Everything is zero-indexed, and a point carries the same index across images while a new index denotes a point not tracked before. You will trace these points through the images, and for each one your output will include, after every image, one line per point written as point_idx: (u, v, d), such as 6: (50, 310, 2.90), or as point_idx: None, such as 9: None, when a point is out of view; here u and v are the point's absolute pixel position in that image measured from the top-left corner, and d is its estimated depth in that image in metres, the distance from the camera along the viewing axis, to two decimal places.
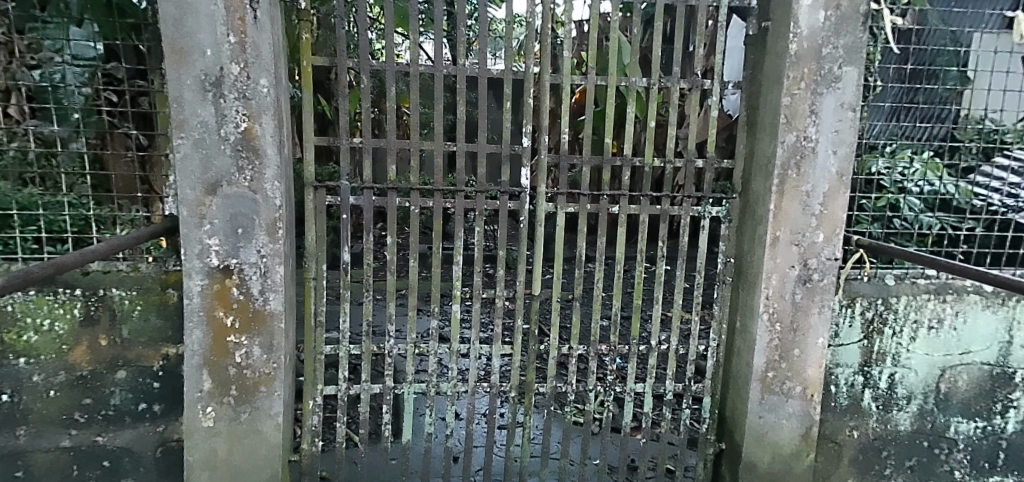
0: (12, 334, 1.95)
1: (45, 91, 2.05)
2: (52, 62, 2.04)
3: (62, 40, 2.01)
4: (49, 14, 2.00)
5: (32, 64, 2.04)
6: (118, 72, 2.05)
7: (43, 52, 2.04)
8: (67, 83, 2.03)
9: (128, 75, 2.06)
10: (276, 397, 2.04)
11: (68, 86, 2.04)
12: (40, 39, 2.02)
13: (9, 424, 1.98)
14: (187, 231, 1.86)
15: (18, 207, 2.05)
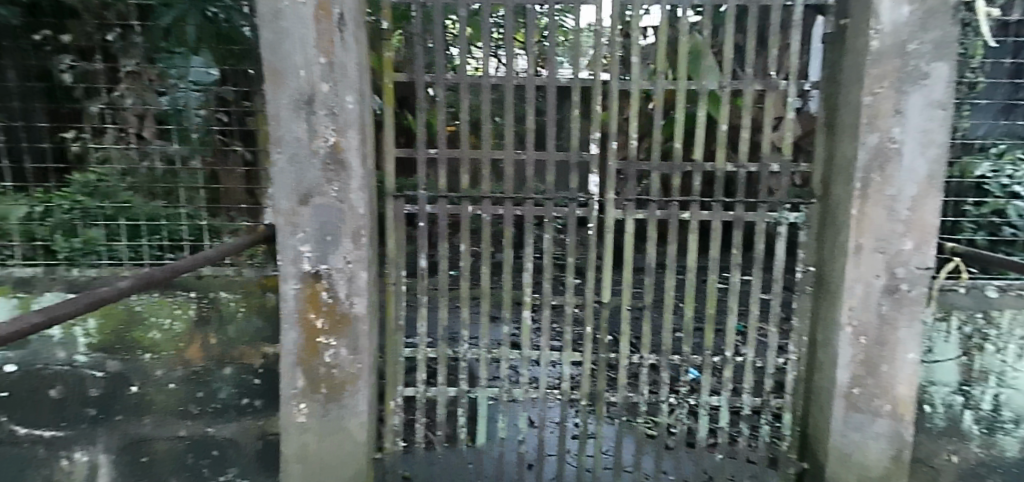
0: (140, 332, 2.19)
1: (170, 115, 2.29)
2: (176, 88, 2.27)
3: (184, 68, 2.25)
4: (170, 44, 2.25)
5: (161, 91, 2.28)
6: (228, 94, 2.29)
7: (168, 79, 2.27)
8: (189, 106, 2.27)
9: (235, 97, 2.29)
10: (361, 396, 2.15)
11: (189, 109, 2.28)
12: (167, 68, 2.26)
13: (139, 412, 2.22)
14: (283, 238, 2.02)
15: (146, 219, 2.30)
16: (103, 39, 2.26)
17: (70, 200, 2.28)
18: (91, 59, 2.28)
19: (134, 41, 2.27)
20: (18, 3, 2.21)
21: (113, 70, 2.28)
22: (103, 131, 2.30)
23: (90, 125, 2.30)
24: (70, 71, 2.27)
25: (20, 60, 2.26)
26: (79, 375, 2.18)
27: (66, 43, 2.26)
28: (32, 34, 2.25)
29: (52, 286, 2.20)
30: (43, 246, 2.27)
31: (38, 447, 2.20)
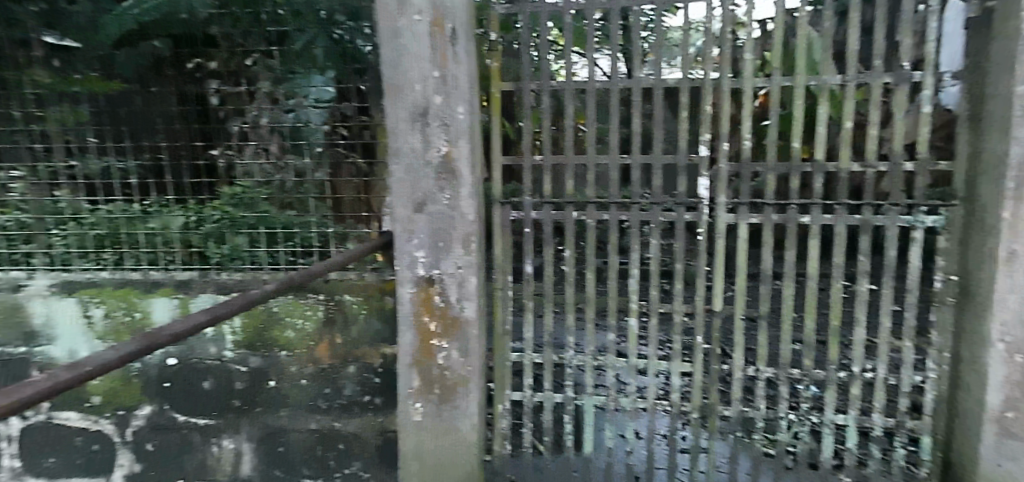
0: (278, 331, 2.40)
1: (298, 130, 2.49)
2: (302, 105, 2.47)
3: (308, 87, 2.45)
4: (297, 65, 2.46)
5: (285, 102, 2.49)
6: (347, 110, 2.45)
7: (295, 97, 2.48)
8: (312, 122, 2.45)
9: (353, 112, 2.45)
10: (472, 398, 2.18)
11: (312, 125, 2.46)
12: (294, 87, 2.47)
13: (276, 405, 2.43)
14: (399, 244, 2.09)
15: (282, 227, 2.52)
16: (244, 64, 2.51)
17: (222, 210, 2.55)
18: (234, 82, 2.52)
19: (268, 65, 2.49)
20: (170, 35, 2.49)
21: (250, 91, 2.51)
22: (244, 147, 2.53)
23: (233, 142, 2.54)
24: (216, 94, 2.54)
25: (174, 86, 2.55)
26: (227, 368, 2.44)
27: (213, 69, 2.52)
28: (186, 63, 2.53)
29: (205, 288, 2.51)
30: (199, 252, 2.56)
31: (194, 433, 2.46)
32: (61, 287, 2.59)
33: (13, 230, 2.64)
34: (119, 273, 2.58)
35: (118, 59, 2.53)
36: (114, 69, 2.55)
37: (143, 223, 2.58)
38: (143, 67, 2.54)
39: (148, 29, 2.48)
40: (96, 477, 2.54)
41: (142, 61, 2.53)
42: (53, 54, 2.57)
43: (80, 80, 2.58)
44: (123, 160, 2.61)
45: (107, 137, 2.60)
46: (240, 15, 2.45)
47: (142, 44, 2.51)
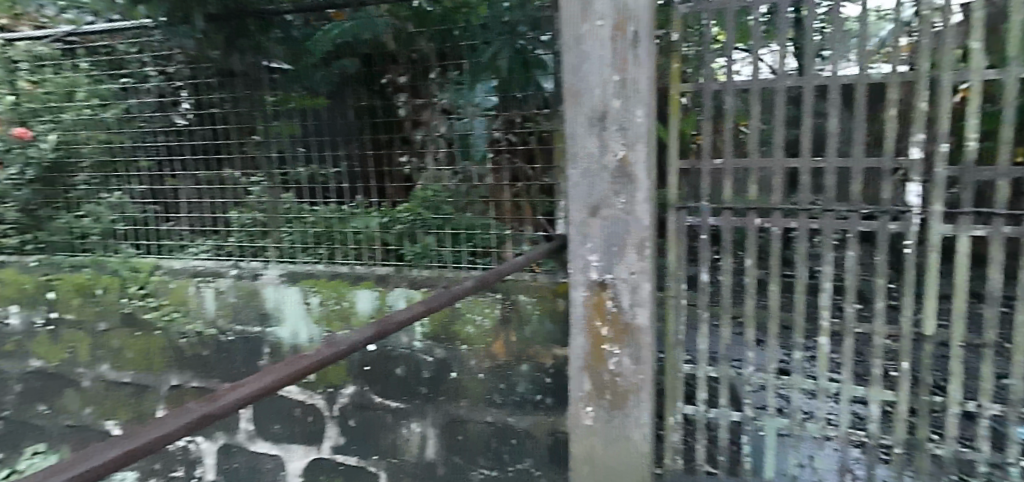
0: (460, 326, 2.57)
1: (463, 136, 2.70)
2: (471, 114, 2.65)
3: (471, 96, 2.63)
4: (465, 77, 2.65)
5: (457, 112, 2.69)
6: (515, 118, 2.61)
7: (462, 108, 2.67)
8: (476, 130, 2.63)
9: (521, 120, 2.59)
10: (644, 407, 2.03)
11: (476, 133, 2.65)
12: (459, 97, 2.66)
13: (457, 395, 2.59)
14: (572, 248, 1.98)
15: (465, 229, 2.71)
16: (431, 77, 2.74)
17: (415, 212, 2.77)
18: (420, 94, 2.77)
19: (450, 79, 2.70)
20: (360, 55, 2.81)
21: (436, 102, 2.73)
22: (426, 153, 2.78)
23: (417, 149, 2.80)
24: (404, 106, 2.81)
25: (370, 100, 2.85)
26: (416, 358, 2.66)
27: (402, 84, 2.79)
28: (377, 78, 2.83)
29: (400, 283, 2.78)
30: (395, 250, 2.86)
31: (387, 415, 2.71)
32: (288, 277, 2.98)
33: (250, 226, 3.10)
34: (332, 266, 2.94)
35: (319, 78, 2.85)
36: (313, 89, 2.89)
37: (348, 222, 2.91)
38: (347, 83, 2.86)
39: (341, 50, 2.83)
40: (310, 446, 2.89)
41: (335, 79, 2.85)
42: (272, 77, 2.97)
43: (296, 97, 2.94)
44: (324, 167, 2.95)
45: (321, 148, 2.94)
46: (421, 33, 2.69)
47: (334, 64, 2.82)
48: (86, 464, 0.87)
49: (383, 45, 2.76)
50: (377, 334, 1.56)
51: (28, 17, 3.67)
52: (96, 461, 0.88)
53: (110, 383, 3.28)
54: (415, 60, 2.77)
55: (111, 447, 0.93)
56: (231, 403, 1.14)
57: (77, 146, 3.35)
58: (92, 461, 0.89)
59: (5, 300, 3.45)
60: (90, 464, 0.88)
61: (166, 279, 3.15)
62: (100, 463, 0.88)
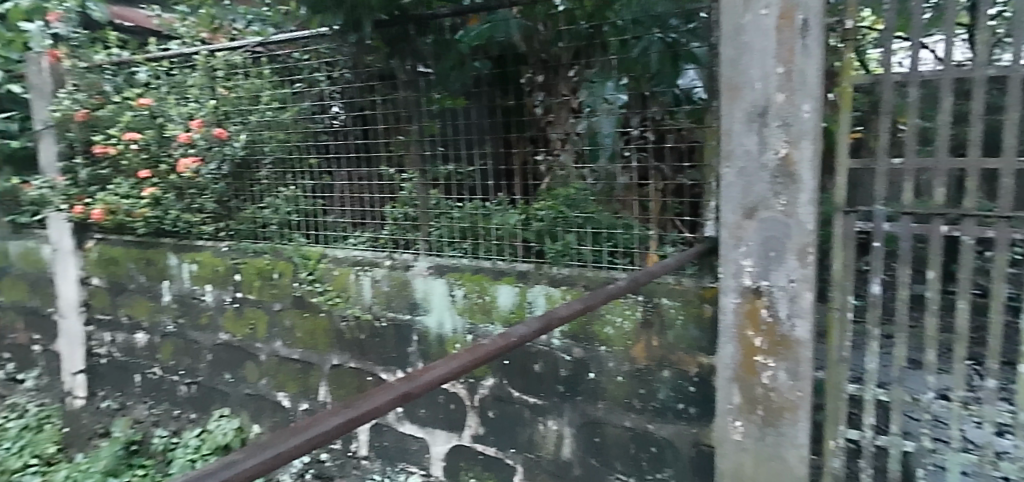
0: (599, 326, 2.56)
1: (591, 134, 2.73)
2: (590, 115, 2.72)
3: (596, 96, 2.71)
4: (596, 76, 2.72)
5: (582, 110, 2.77)
6: (655, 116, 2.58)
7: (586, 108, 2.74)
8: (603, 129, 2.68)
9: (659, 117, 2.57)
10: (802, 427, 1.86)
11: (602, 132, 2.69)
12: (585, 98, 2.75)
13: (594, 397, 2.58)
14: (725, 252, 1.87)
15: (606, 227, 2.68)
16: (566, 75, 2.84)
17: (557, 210, 2.79)
18: (555, 92, 2.89)
19: (590, 79, 2.74)
20: (492, 57, 3.00)
21: (568, 100, 2.82)
22: (563, 152, 2.82)
23: (554, 148, 2.86)
24: (541, 104, 2.90)
25: (496, 99, 2.96)
26: (554, 355, 2.67)
27: (538, 82, 2.92)
28: (512, 79, 2.96)
29: (540, 280, 2.82)
30: (536, 248, 2.90)
31: (525, 409, 2.77)
32: (436, 269, 3.13)
33: (403, 220, 3.28)
34: (475, 261, 3.04)
35: (454, 79, 3.03)
36: (453, 90, 3.04)
37: (491, 219, 2.99)
38: (487, 85, 2.98)
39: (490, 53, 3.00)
40: (452, 432, 3.02)
41: (466, 82, 3.01)
42: (413, 79, 3.17)
43: (438, 99, 3.10)
44: (460, 166, 3.09)
45: (456, 146, 3.08)
46: (558, 33, 2.81)
47: (467, 65, 3.01)
48: (314, 430, 1.01)
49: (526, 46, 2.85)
50: (546, 326, 1.60)
51: (223, 32, 4.23)
52: (321, 427, 1.01)
53: (282, 359, 3.66)
54: (545, 60, 2.91)
55: (334, 414, 1.07)
56: (426, 383, 1.24)
57: (261, 145, 3.75)
58: (319, 427, 1.02)
59: (202, 280, 3.92)
60: (319, 429, 1.01)
61: (330, 267, 3.44)
62: (326, 429, 1.01)
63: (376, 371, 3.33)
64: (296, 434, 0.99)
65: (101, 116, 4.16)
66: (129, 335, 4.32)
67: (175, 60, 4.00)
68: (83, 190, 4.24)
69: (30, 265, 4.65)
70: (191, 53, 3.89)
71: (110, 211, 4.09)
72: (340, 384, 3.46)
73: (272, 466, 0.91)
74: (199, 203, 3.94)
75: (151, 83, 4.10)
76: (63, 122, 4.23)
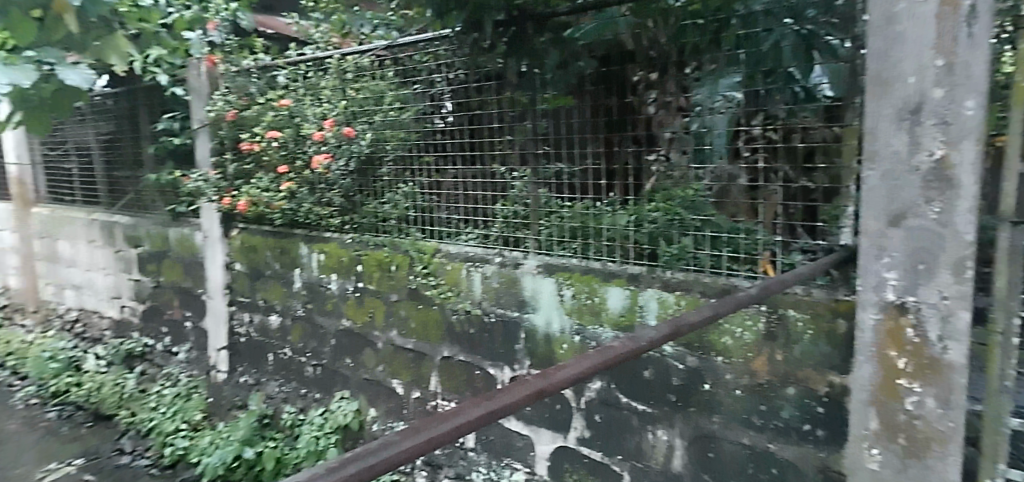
0: (716, 335, 2.48)
1: (703, 134, 2.65)
2: (710, 112, 2.61)
3: (710, 92, 2.59)
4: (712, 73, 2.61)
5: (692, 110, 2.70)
6: (779, 114, 2.47)
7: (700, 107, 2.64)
8: (716, 128, 2.58)
9: (784, 115, 2.45)
10: (951, 462, 1.66)
11: (715, 131, 2.59)
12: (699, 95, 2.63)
13: (708, 410, 2.50)
14: (865, 262, 1.72)
15: (726, 231, 2.58)
16: (678, 73, 2.78)
17: (672, 212, 2.71)
18: (664, 91, 2.82)
19: (711, 75, 2.61)
20: (598, 56, 2.98)
21: (678, 100, 2.78)
22: (671, 151, 2.75)
23: (665, 148, 2.77)
24: (654, 103, 2.84)
25: (601, 99, 2.96)
26: (666, 363, 2.61)
27: (653, 81, 2.84)
28: (620, 79, 2.92)
29: (652, 284, 2.75)
30: (649, 250, 2.84)
31: (633, 417, 2.72)
32: (545, 268, 3.12)
33: (512, 218, 3.31)
34: (585, 261, 3.01)
35: (555, 79, 3.08)
36: (564, 89, 3.05)
37: (601, 219, 2.95)
38: (597, 86, 2.97)
39: (610, 51, 2.96)
40: (557, 433, 3.02)
41: (568, 81, 3.05)
42: (521, 79, 3.23)
43: (548, 98, 3.11)
44: (571, 166, 3.07)
45: (561, 146, 3.10)
46: (682, 27, 2.70)
47: (572, 67, 3.04)
48: (461, 418, 1.15)
49: (647, 44, 2.80)
50: (675, 333, 1.62)
51: (352, 37, 4.49)
52: (466, 417, 1.15)
53: (397, 347, 3.83)
54: (653, 58, 2.83)
55: (476, 405, 1.20)
56: (558, 382, 1.33)
57: (384, 143, 3.92)
58: (463, 416, 1.16)
59: (328, 269, 4.19)
60: (463, 418, 1.15)
61: (443, 262, 3.56)
62: (469, 419, 1.14)
63: (484, 366, 3.40)
64: (446, 420, 1.14)
65: (247, 115, 4.55)
66: (265, 316, 4.71)
67: (310, 64, 4.28)
68: (230, 183, 4.69)
69: (185, 249, 5.21)
70: (325, 57, 4.14)
71: (252, 202, 4.49)
72: (449, 376, 3.57)
73: (425, 448, 1.06)
74: (328, 197, 4.19)
75: (289, 85, 4.42)
76: (217, 121, 4.73)
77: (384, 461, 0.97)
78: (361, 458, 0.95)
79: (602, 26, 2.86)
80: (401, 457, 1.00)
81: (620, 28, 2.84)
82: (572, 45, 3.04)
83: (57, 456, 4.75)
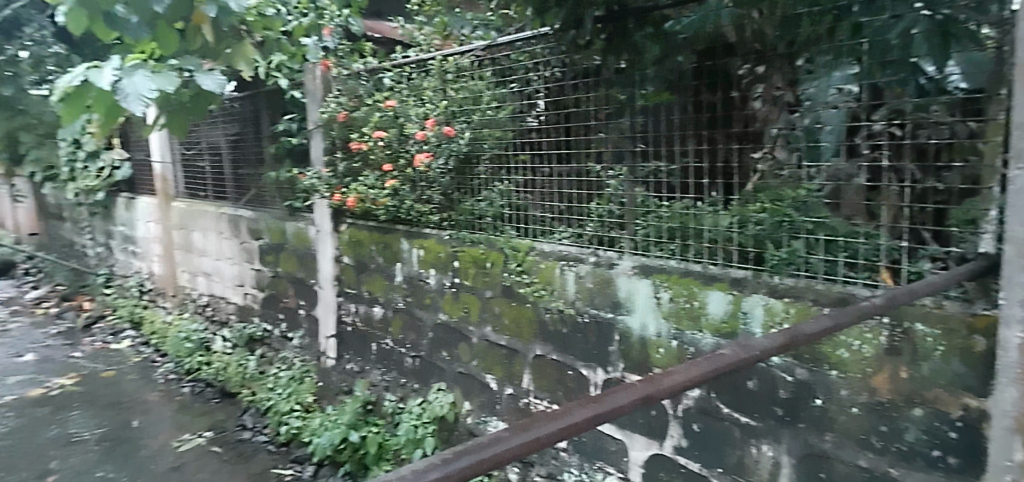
0: (829, 347, 2.30)
1: (814, 132, 2.48)
2: (823, 108, 2.45)
3: (824, 85, 2.44)
4: (825, 65, 2.43)
5: (801, 105, 2.55)
6: (905, 106, 2.22)
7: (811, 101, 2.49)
8: (828, 124, 2.43)
9: (911, 109, 2.20)
10: None
11: (827, 127, 2.43)
12: (809, 89, 2.50)
13: (820, 427, 2.33)
14: (1010, 273, 1.55)
15: (843, 235, 2.39)
16: (786, 64, 2.58)
17: (781, 213, 2.56)
18: (771, 83, 2.64)
19: (823, 68, 2.45)
20: (696, 50, 2.83)
21: (785, 95, 2.59)
22: (776, 148, 2.60)
23: (775, 146, 2.61)
24: (760, 98, 2.66)
25: (702, 95, 2.84)
26: (772, 373, 2.47)
27: (759, 74, 2.66)
28: (722, 73, 2.79)
29: (757, 289, 2.59)
30: (755, 254, 2.69)
31: (735, 429, 2.59)
32: (641, 269, 3.04)
33: (608, 218, 3.26)
34: (684, 263, 2.92)
35: (652, 74, 3.00)
36: (659, 85, 2.98)
37: (702, 220, 2.84)
38: (697, 82, 2.86)
39: (715, 41, 2.77)
40: (652, 440, 2.94)
41: (666, 76, 2.95)
42: (618, 76, 3.16)
43: (644, 94, 3.05)
44: (671, 164, 2.98)
45: (660, 143, 3.02)
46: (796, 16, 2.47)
47: (669, 61, 2.92)
48: (569, 419, 1.16)
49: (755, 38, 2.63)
50: (787, 344, 1.53)
51: (453, 38, 4.59)
52: (575, 418, 1.16)
53: (492, 343, 3.88)
54: (756, 50, 2.65)
55: (583, 407, 1.20)
56: (666, 390, 1.31)
57: (482, 142, 3.97)
58: (571, 418, 1.17)
59: (427, 264, 4.32)
60: (571, 420, 1.16)
61: (537, 260, 3.55)
62: (578, 421, 1.15)
63: (576, 366, 3.36)
64: (554, 420, 1.15)
65: (358, 116, 4.78)
66: (369, 307, 4.94)
67: (414, 66, 4.45)
68: (341, 181, 4.96)
69: (300, 242, 5.57)
70: (428, 59, 4.28)
71: (360, 199, 4.72)
72: (542, 374, 3.57)
73: (536, 446, 1.09)
74: (428, 195, 4.34)
75: (395, 86, 4.59)
76: (329, 122, 5.01)
77: (498, 455, 1.00)
78: (476, 450, 0.99)
79: (704, 18, 2.68)
80: (514, 453, 1.03)
81: (722, 20, 2.63)
82: (672, 39, 2.89)
83: (190, 428, 5.27)
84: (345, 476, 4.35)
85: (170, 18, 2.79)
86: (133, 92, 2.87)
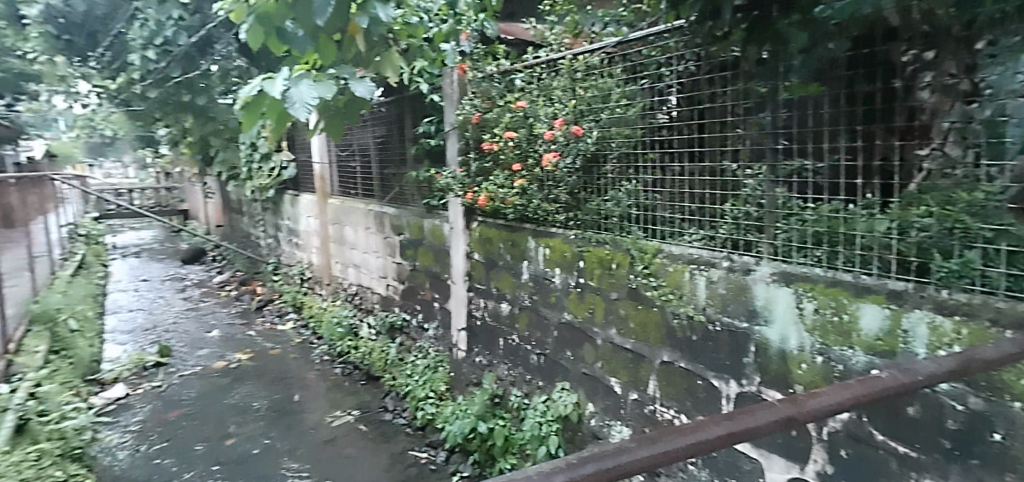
0: (1012, 375, 1.97)
1: (999, 123, 2.17)
2: (1013, 97, 2.12)
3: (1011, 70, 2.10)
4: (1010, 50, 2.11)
5: (982, 93, 2.24)
6: None
7: (995, 89, 2.18)
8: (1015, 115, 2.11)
9: None
10: None
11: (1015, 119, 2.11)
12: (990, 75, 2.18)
13: (1000, 466, 2.00)
14: None
15: None
16: (967, 49, 2.28)
17: (952, 219, 2.25)
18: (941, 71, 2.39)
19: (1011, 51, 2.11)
20: (849, 38, 2.47)
21: (959, 83, 2.33)
22: (947, 144, 2.33)
23: (944, 142, 2.34)
24: (928, 88, 2.42)
25: (857, 84, 2.57)
26: (938, 399, 2.16)
27: (927, 61, 2.42)
28: (880, 59, 2.50)
29: (921, 304, 2.30)
30: (918, 264, 2.38)
31: (892, 459, 2.31)
32: (782, 277, 2.81)
33: (744, 219, 3.07)
34: (831, 272, 2.64)
35: (799, 64, 2.67)
36: (805, 77, 2.69)
37: (854, 225, 2.57)
38: (851, 71, 2.57)
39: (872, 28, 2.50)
40: (792, 463, 2.72)
41: (814, 66, 2.63)
42: (760, 67, 2.91)
43: (786, 87, 2.79)
44: (817, 162, 2.74)
45: (806, 140, 2.78)
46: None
47: (817, 50, 2.56)
48: (702, 434, 1.12)
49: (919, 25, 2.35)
50: (961, 371, 1.38)
51: (583, 36, 4.56)
52: (709, 435, 1.11)
53: (616, 346, 3.81)
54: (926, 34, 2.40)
55: (717, 423, 1.15)
56: (812, 411, 1.21)
57: (609, 141, 3.88)
58: (705, 433, 1.12)
59: (553, 263, 4.35)
60: (704, 436, 1.11)
61: (665, 263, 3.41)
62: (713, 438, 1.11)
63: (707, 376, 3.20)
64: (685, 433, 1.12)
65: (489, 118, 4.92)
66: (497, 304, 5.07)
67: (545, 66, 4.46)
68: (473, 180, 5.14)
69: (436, 239, 5.85)
70: (558, 59, 4.25)
71: (490, 198, 4.85)
72: (669, 382, 3.44)
73: (665, 460, 1.07)
74: (555, 194, 4.34)
75: (526, 87, 4.63)
76: (464, 124, 5.19)
77: (624, 465, 1.02)
78: (602, 460, 1.01)
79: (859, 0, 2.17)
80: (640, 465, 1.03)
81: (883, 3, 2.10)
82: (822, 27, 2.46)
83: (341, 406, 5.77)
84: (473, 464, 4.57)
85: (329, 30, 3.00)
86: (299, 100, 3.18)
